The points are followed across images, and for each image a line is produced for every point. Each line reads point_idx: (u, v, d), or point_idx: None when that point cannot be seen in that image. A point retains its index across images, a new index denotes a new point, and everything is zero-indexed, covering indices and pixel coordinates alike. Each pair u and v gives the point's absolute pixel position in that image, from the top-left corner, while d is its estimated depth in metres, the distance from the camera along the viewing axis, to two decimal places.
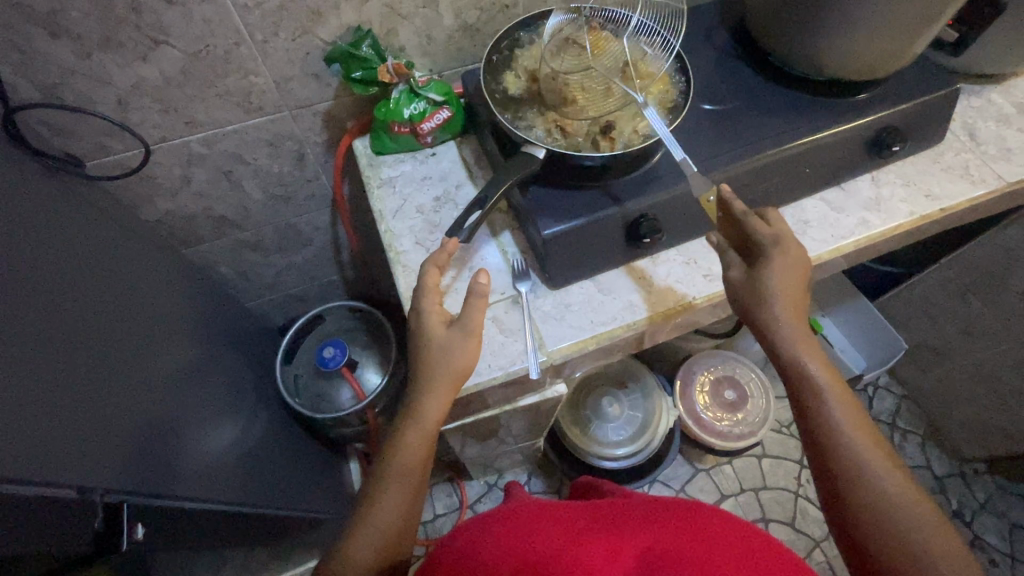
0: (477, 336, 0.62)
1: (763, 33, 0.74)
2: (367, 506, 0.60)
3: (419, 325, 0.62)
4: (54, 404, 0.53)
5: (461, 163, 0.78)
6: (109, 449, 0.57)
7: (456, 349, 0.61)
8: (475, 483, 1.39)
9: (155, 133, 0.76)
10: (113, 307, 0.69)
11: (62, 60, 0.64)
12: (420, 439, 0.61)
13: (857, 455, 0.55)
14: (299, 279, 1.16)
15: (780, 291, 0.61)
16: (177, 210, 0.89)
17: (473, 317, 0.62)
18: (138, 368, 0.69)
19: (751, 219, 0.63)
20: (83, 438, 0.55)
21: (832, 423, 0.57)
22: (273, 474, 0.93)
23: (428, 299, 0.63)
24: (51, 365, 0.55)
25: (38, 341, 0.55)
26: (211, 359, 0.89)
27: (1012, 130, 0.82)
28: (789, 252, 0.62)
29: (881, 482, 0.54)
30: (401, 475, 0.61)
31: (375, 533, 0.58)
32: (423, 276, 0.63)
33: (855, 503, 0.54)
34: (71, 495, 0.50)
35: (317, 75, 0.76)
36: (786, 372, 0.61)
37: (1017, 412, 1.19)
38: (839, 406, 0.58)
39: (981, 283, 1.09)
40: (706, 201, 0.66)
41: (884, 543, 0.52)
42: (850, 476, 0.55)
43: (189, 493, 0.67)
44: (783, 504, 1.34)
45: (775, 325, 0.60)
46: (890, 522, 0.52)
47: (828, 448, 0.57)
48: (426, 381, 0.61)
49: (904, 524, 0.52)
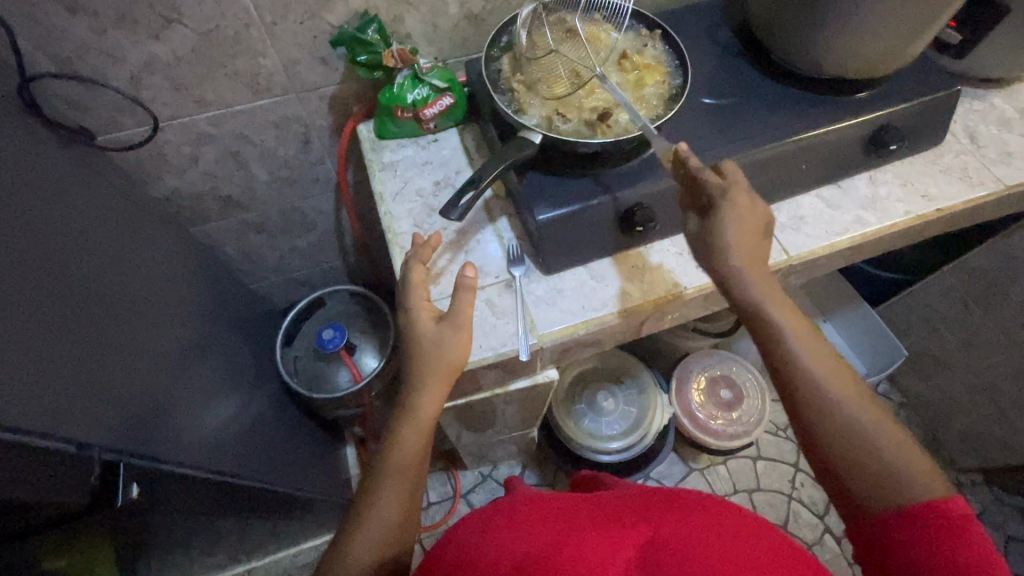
0: (467, 329, 0.63)
1: (764, 29, 0.75)
2: (366, 501, 0.59)
3: (408, 323, 0.63)
4: (55, 365, 0.55)
5: (462, 149, 0.80)
6: (109, 411, 0.59)
7: (447, 342, 0.61)
8: (469, 473, 1.40)
9: (165, 111, 0.78)
10: (118, 279, 0.71)
11: (78, 35, 0.66)
12: (417, 433, 0.62)
13: (831, 401, 0.55)
14: (302, 262, 1.18)
15: (736, 244, 0.59)
16: (185, 188, 0.91)
17: (462, 312, 0.62)
18: (143, 338, 0.71)
19: (705, 173, 0.61)
20: (84, 399, 0.57)
21: (803, 373, 0.56)
22: (270, 455, 0.95)
23: (416, 296, 0.64)
24: (56, 329, 0.57)
25: (44, 304, 0.57)
26: (212, 335, 0.91)
27: (1014, 135, 0.82)
28: (741, 203, 0.60)
29: (856, 423, 0.54)
30: (402, 469, 0.60)
31: (378, 527, 0.57)
32: (408, 272, 0.64)
33: (834, 450, 0.54)
34: (70, 451, 0.52)
35: (324, 60, 0.78)
36: (753, 324, 0.60)
37: (1015, 423, 1.18)
38: (807, 354, 0.57)
39: (983, 291, 1.09)
40: (668, 162, 0.64)
41: (867, 489, 0.51)
42: (823, 424, 0.55)
43: (186, 462, 0.69)
44: (776, 506, 1.34)
45: (736, 281, 0.59)
46: (871, 465, 0.52)
47: (802, 398, 0.56)
48: (420, 376, 0.62)
49: (885, 465, 0.51)
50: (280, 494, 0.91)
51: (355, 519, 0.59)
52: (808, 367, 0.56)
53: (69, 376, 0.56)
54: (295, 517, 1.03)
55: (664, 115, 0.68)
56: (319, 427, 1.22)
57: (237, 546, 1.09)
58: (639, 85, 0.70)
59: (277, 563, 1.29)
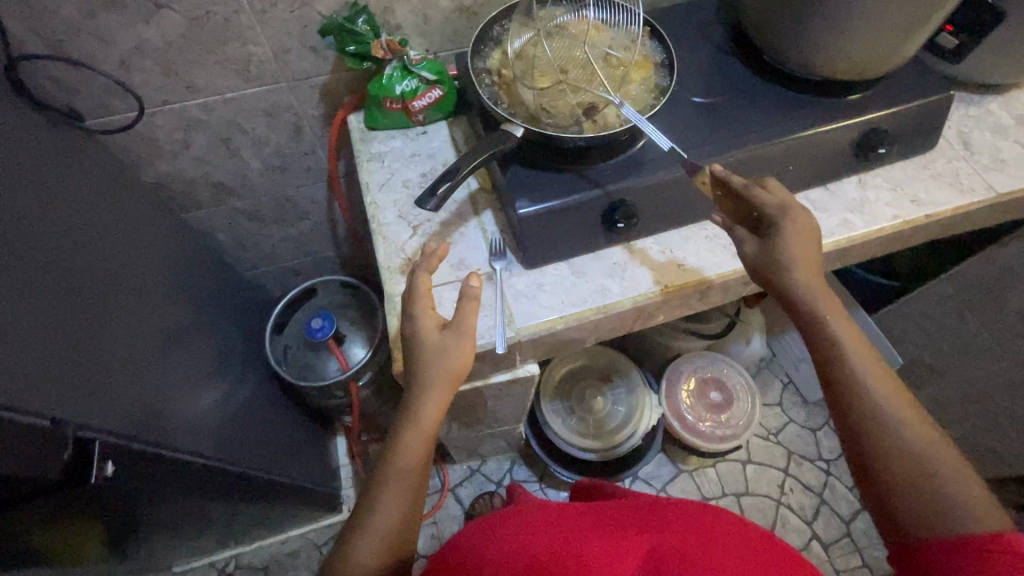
0: (471, 337, 0.63)
1: (755, 27, 0.74)
2: (368, 508, 0.59)
3: (411, 331, 0.62)
4: (36, 339, 0.56)
5: (451, 142, 0.80)
6: (90, 388, 0.60)
7: (450, 352, 0.61)
8: (457, 467, 1.41)
9: (156, 96, 0.79)
10: (107, 259, 0.72)
11: (69, 17, 0.67)
12: (419, 442, 0.61)
13: (886, 418, 0.55)
14: (295, 250, 1.18)
15: (796, 260, 0.61)
16: (177, 173, 0.91)
17: (467, 320, 0.62)
18: (130, 318, 0.72)
19: (755, 191, 0.63)
20: (66, 374, 0.58)
21: (861, 386, 0.57)
22: (257, 443, 0.96)
23: (421, 304, 0.63)
24: (39, 306, 0.58)
25: (26, 278, 0.58)
26: (202, 320, 0.92)
27: (1008, 142, 0.81)
28: (799, 222, 0.61)
29: (911, 441, 0.54)
30: (403, 478, 0.60)
31: (378, 534, 0.58)
32: (415, 280, 0.64)
33: (883, 467, 0.54)
34: (43, 425, 0.53)
35: (314, 49, 0.78)
36: (808, 335, 0.61)
37: (1007, 434, 1.17)
38: (866, 367, 0.58)
39: (979, 299, 1.08)
40: (702, 181, 0.67)
41: (916, 507, 0.52)
42: (876, 440, 0.55)
43: (167, 442, 0.70)
44: (764, 511, 1.33)
45: (796, 293, 0.61)
46: (922, 485, 0.52)
47: (857, 413, 0.56)
48: (421, 384, 0.61)
49: (935, 486, 0.52)
50: (263, 480, 0.92)
51: (357, 525, 0.59)
52: (869, 382, 0.57)
53: (51, 352, 0.57)
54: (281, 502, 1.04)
55: (648, 112, 0.68)
56: (308, 417, 1.23)
57: (224, 530, 1.10)
58: (626, 81, 0.70)
59: (262, 549, 1.30)
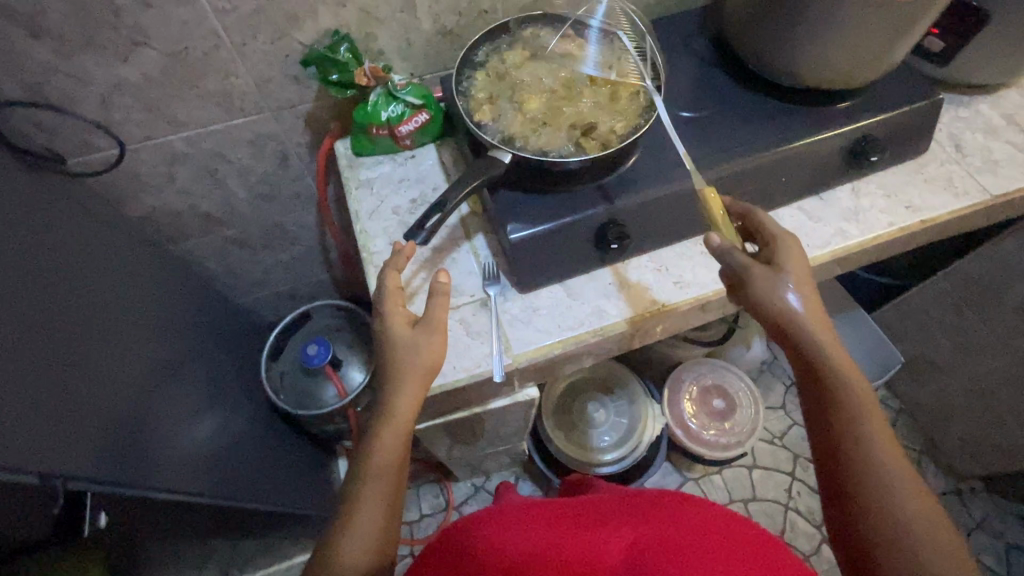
0: (442, 334, 0.62)
1: (739, 38, 0.74)
2: (350, 510, 0.58)
3: (383, 328, 0.62)
4: (15, 381, 0.54)
5: (440, 165, 0.79)
6: (75, 427, 0.59)
7: (421, 348, 0.61)
8: (462, 484, 1.39)
9: (138, 132, 0.78)
10: (96, 300, 0.71)
11: (44, 60, 0.66)
12: (395, 437, 0.60)
13: (880, 475, 0.54)
14: (287, 276, 1.17)
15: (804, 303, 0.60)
16: (163, 207, 0.90)
17: (438, 316, 0.62)
18: (122, 359, 0.71)
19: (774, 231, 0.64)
20: (45, 413, 0.56)
21: (860, 436, 0.56)
22: (254, 469, 0.93)
23: (391, 302, 0.63)
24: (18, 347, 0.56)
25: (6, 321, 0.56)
26: (196, 353, 0.90)
27: (999, 142, 0.80)
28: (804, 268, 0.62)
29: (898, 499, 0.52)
30: (379, 475, 0.59)
31: (362, 533, 0.56)
32: (384, 280, 0.63)
33: (876, 534, 0.52)
34: (33, 481, 0.51)
35: (297, 78, 0.77)
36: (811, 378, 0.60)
37: (1013, 430, 1.15)
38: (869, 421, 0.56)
39: (975, 296, 1.07)
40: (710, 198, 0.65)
41: (904, 574, 0.49)
42: (867, 499, 0.53)
43: (164, 484, 0.68)
44: (773, 516, 1.32)
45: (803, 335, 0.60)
46: (912, 553, 0.50)
47: (851, 467, 0.55)
48: (393, 379, 0.60)
49: (925, 555, 0.50)
50: (266, 510, 0.90)
51: (339, 526, 0.57)
52: (870, 439, 0.55)
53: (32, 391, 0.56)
54: (269, 533, 1.00)
55: (643, 126, 0.67)
56: (308, 442, 1.21)
57: (226, 560, 1.08)
58: (615, 98, 0.70)
59: None
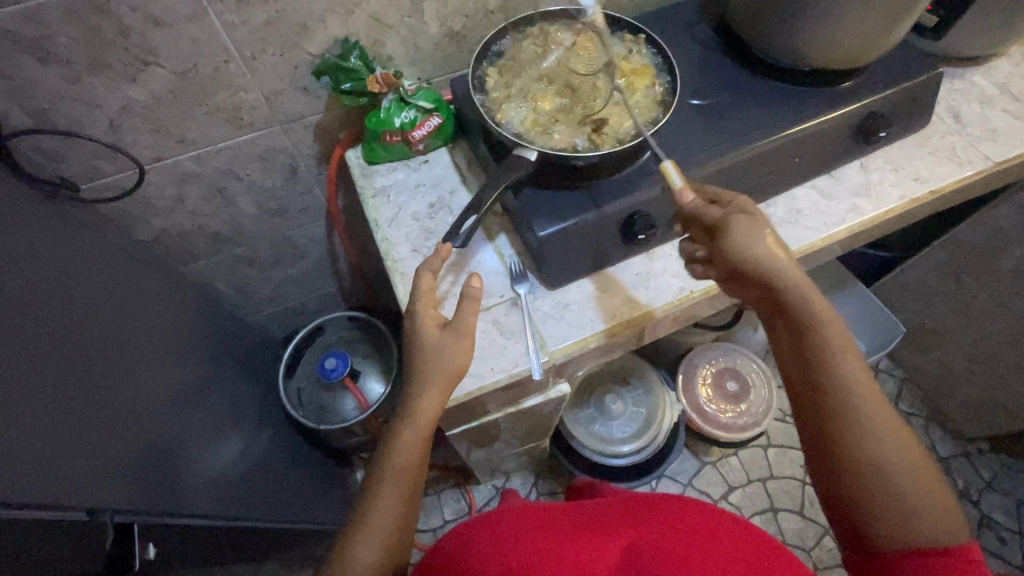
0: (471, 338, 0.62)
1: (744, 24, 0.75)
2: (366, 504, 0.58)
3: (413, 329, 0.62)
4: (52, 418, 0.53)
5: (454, 168, 0.79)
6: (103, 462, 0.57)
7: (450, 351, 0.60)
8: (482, 486, 1.38)
9: (147, 154, 0.76)
10: (119, 329, 0.70)
11: (52, 85, 0.65)
12: (417, 439, 0.60)
13: (867, 431, 0.53)
14: (297, 291, 1.16)
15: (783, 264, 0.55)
16: (172, 228, 0.89)
17: (467, 319, 0.62)
18: (148, 387, 0.70)
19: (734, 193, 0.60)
20: (82, 451, 0.55)
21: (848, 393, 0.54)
22: (278, 487, 0.92)
23: (422, 303, 0.62)
24: (43, 384, 0.54)
25: (32, 354, 0.54)
26: (215, 375, 0.89)
27: (997, 112, 0.83)
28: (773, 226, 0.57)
29: (886, 454, 0.53)
30: (398, 474, 0.59)
31: (377, 533, 0.56)
32: (417, 280, 0.63)
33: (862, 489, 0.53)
34: (82, 518, 0.51)
35: (306, 89, 0.76)
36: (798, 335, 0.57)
37: (1017, 389, 1.18)
38: (856, 375, 0.55)
39: (973, 263, 1.10)
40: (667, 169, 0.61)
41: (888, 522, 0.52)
42: (846, 450, 0.54)
43: (199, 509, 0.68)
44: (792, 492, 1.34)
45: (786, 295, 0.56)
46: (900, 504, 0.52)
47: (842, 427, 0.54)
48: (420, 381, 0.60)
49: (909, 504, 0.52)
50: (289, 527, 0.89)
51: (355, 525, 0.57)
52: (857, 396, 0.54)
53: (50, 422, 0.53)
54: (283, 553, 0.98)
55: (660, 120, 0.68)
56: (328, 458, 1.20)
57: None
58: (631, 90, 0.70)
59: None
